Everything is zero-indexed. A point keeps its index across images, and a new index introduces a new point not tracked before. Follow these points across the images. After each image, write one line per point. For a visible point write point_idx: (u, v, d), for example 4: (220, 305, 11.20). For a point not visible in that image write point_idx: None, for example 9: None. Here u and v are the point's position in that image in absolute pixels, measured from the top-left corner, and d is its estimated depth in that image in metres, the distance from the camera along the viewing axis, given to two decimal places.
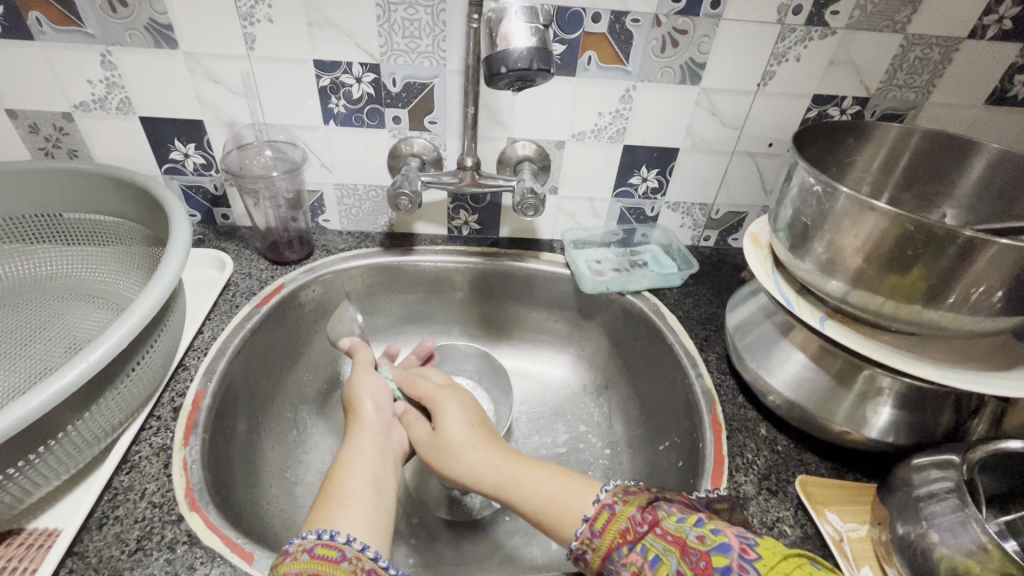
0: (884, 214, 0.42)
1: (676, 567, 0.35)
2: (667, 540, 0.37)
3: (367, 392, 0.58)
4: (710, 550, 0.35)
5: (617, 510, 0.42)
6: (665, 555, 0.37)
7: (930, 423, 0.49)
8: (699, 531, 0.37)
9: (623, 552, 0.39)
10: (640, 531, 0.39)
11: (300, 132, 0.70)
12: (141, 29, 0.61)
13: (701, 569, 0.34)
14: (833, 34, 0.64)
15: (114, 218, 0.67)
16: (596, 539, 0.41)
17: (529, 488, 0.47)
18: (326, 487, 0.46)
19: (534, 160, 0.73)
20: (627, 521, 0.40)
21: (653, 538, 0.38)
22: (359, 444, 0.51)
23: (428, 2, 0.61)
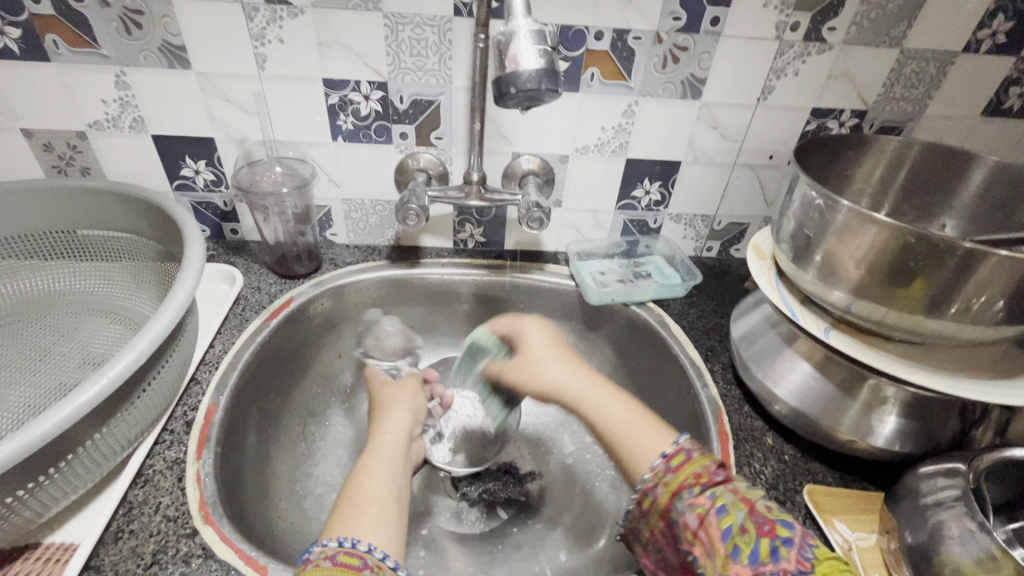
0: (885, 226, 0.43)
1: (741, 521, 0.36)
2: (738, 495, 0.38)
3: (404, 407, 0.58)
4: (775, 520, 0.36)
5: (691, 458, 0.42)
6: (733, 507, 0.37)
7: (935, 432, 0.50)
8: (766, 503, 0.38)
9: (693, 492, 0.40)
10: (714, 479, 0.40)
11: (309, 148, 0.71)
12: (155, 50, 0.63)
13: (765, 531, 0.35)
14: (830, 49, 0.65)
15: (127, 235, 0.68)
16: (668, 476, 0.42)
17: (606, 414, 0.48)
18: (347, 489, 0.46)
19: (539, 174, 0.74)
20: (703, 469, 0.41)
21: (724, 489, 0.39)
22: (380, 446, 0.52)
23: (435, 22, 0.62)
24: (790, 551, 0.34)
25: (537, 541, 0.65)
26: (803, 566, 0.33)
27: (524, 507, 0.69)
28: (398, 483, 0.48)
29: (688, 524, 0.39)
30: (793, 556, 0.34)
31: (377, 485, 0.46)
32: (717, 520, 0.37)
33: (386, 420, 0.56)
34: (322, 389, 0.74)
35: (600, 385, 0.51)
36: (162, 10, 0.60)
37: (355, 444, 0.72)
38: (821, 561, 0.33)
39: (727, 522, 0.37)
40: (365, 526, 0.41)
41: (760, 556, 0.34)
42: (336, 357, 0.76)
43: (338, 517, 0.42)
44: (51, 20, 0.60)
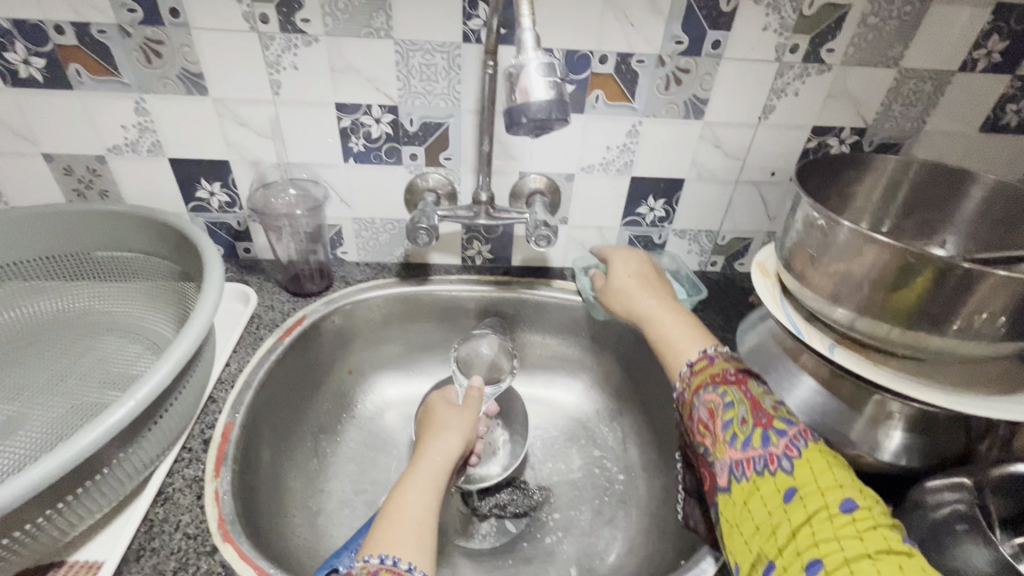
0: (886, 246, 0.44)
1: (742, 415, 0.44)
2: (746, 395, 0.46)
3: (455, 431, 0.58)
4: (775, 416, 0.44)
5: (714, 362, 0.50)
6: (738, 403, 0.45)
7: (940, 446, 0.50)
8: (773, 403, 0.46)
9: (707, 390, 0.48)
10: (727, 380, 0.48)
11: (321, 170, 0.73)
12: (174, 77, 0.65)
13: (763, 423, 0.43)
14: (829, 70, 0.67)
15: (146, 256, 0.69)
16: (692, 378, 0.50)
17: (665, 323, 0.58)
18: (387, 505, 0.48)
19: (545, 193, 0.75)
20: (721, 371, 0.49)
21: (734, 388, 0.47)
22: (425, 466, 0.53)
23: (444, 48, 0.64)
24: (781, 439, 0.42)
25: (547, 556, 0.66)
26: (790, 452, 0.42)
27: (534, 522, 0.69)
28: (436, 499, 0.50)
29: (701, 417, 0.47)
30: (783, 443, 0.42)
31: (415, 503, 0.48)
32: (722, 413, 0.45)
33: (438, 441, 0.56)
34: (333, 405, 0.75)
35: (667, 306, 0.60)
36: (181, 39, 0.63)
37: (366, 460, 0.73)
38: (808, 450, 0.41)
39: (730, 415, 0.45)
40: (399, 543, 0.44)
41: (753, 443, 0.43)
42: (346, 373, 0.78)
43: (376, 533, 0.46)
44: (75, 51, 0.63)
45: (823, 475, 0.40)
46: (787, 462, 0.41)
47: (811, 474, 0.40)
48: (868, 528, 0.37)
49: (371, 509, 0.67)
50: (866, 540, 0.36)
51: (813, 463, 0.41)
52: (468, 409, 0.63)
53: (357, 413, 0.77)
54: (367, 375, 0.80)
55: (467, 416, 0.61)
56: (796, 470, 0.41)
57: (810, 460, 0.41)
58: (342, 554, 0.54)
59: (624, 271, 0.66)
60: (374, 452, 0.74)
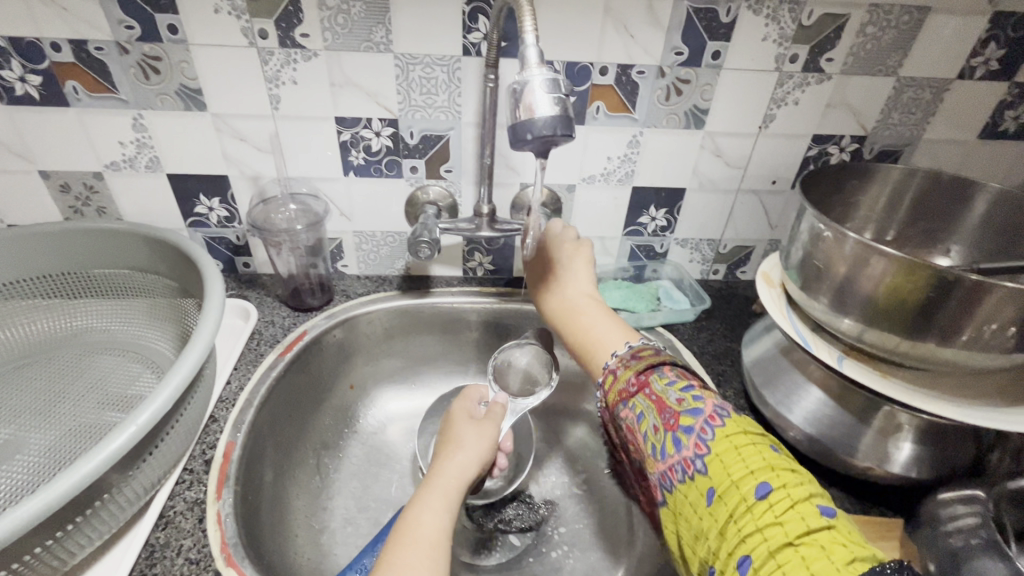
0: (893, 258, 0.44)
1: (653, 423, 0.45)
2: (652, 399, 0.47)
3: (472, 449, 0.56)
4: (682, 412, 0.44)
5: (618, 374, 0.51)
6: (647, 412, 0.46)
7: (950, 457, 0.50)
8: (679, 395, 0.46)
9: (622, 407, 0.49)
10: (632, 391, 0.49)
11: (321, 183, 0.73)
12: (172, 93, 0.65)
13: (671, 425, 0.44)
14: (829, 79, 0.67)
15: (144, 273, 0.69)
16: (607, 396, 0.52)
17: (590, 325, 0.59)
18: (399, 526, 0.48)
19: (547, 204, 0.75)
20: (624, 384, 0.50)
21: (640, 396, 0.48)
22: (439, 483, 0.52)
23: (444, 62, 0.64)
24: (689, 438, 0.43)
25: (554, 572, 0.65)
26: (700, 450, 0.42)
27: (540, 537, 0.68)
28: (449, 520, 0.49)
29: (625, 433, 0.49)
30: (691, 442, 0.42)
31: (429, 524, 0.48)
32: (637, 427, 0.46)
33: (451, 461, 0.55)
34: (335, 420, 0.75)
35: (592, 300, 0.62)
36: (180, 56, 0.62)
37: (369, 476, 0.72)
38: (715, 443, 0.41)
39: (645, 427, 0.46)
40: (411, 567, 0.44)
41: (668, 450, 0.44)
42: (349, 388, 0.77)
43: (387, 554, 0.45)
44: (72, 68, 0.62)
45: (732, 466, 0.40)
46: (700, 461, 0.41)
47: (722, 468, 0.40)
48: (786, 509, 0.37)
49: (375, 527, 0.66)
50: (784, 525, 0.36)
51: (721, 453, 0.41)
52: (489, 424, 0.60)
53: (359, 428, 0.76)
54: (369, 390, 0.79)
55: (486, 434, 0.59)
56: (708, 468, 0.40)
57: (718, 453, 0.41)
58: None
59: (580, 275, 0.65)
60: (377, 467, 0.73)
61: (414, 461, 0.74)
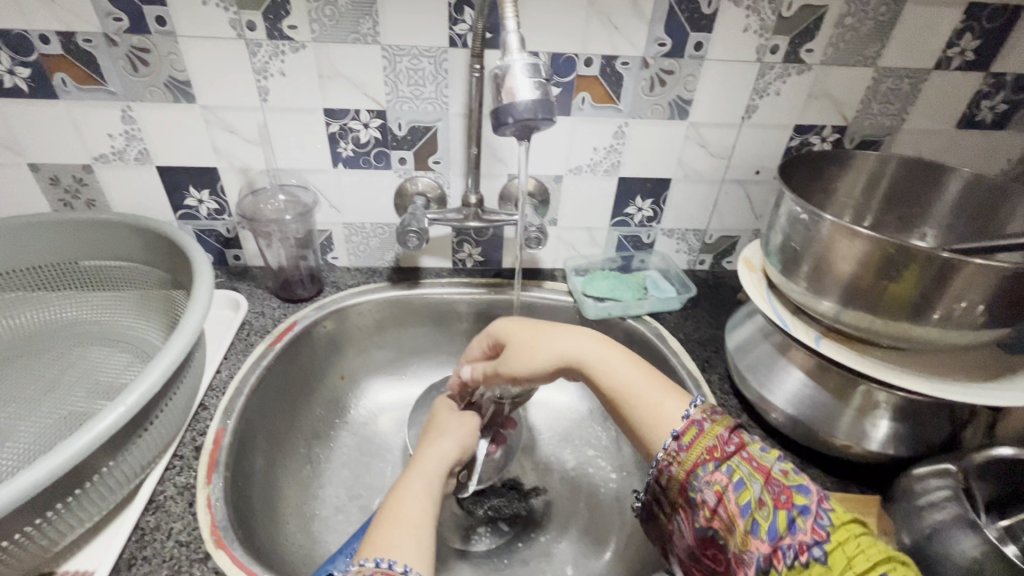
0: (867, 239, 0.45)
1: (759, 495, 0.39)
2: (754, 467, 0.41)
3: (454, 436, 0.58)
4: (791, 488, 0.40)
5: (704, 430, 0.44)
6: (750, 481, 0.40)
7: (926, 434, 0.51)
8: (782, 469, 0.41)
9: (708, 469, 0.42)
10: (727, 453, 0.42)
11: (310, 175, 0.73)
12: (161, 85, 0.65)
13: (782, 502, 0.39)
14: (809, 70, 0.68)
15: (134, 265, 0.69)
16: (683, 454, 0.44)
17: (619, 378, 0.49)
18: (385, 508, 0.48)
19: (534, 195, 0.76)
20: (715, 444, 0.43)
21: (739, 461, 0.42)
22: (423, 468, 0.53)
23: (431, 53, 0.65)
24: (806, 521, 0.37)
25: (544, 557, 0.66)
26: (818, 536, 0.37)
27: (529, 523, 0.69)
28: (432, 507, 0.49)
29: (707, 501, 0.41)
30: (809, 525, 0.37)
31: (415, 508, 0.48)
32: (736, 497, 0.40)
33: (434, 446, 0.56)
34: (326, 411, 0.75)
35: (613, 349, 0.51)
36: (168, 47, 0.63)
37: (360, 465, 0.72)
38: (835, 530, 0.37)
39: (746, 498, 0.40)
40: (397, 547, 0.43)
41: (778, 530, 0.38)
42: (339, 378, 0.78)
43: (373, 537, 0.45)
44: (60, 60, 0.62)
45: (858, 553, 0.35)
46: (819, 549, 0.36)
47: (847, 558, 0.35)
48: None
49: (366, 514, 0.67)
50: None
51: (844, 542, 0.36)
52: (470, 417, 0.62)
53: (350, 418, 0.77)
54: (360, 380, 0.80)
55: (468, 422, 0.61)
56: (831, 558, 0.36)
57: (840, 541, 0.36)
58: (337, 560, 0.54)
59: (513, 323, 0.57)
60: (368, 457, 0.74)
61: (405, 450, 0.75)
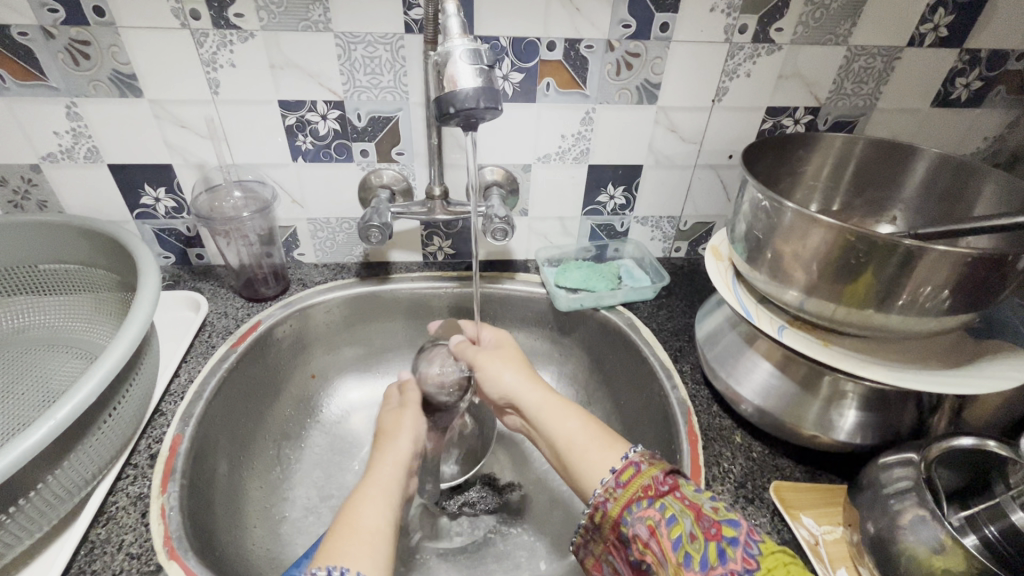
0: (828, 226, 0.44)
1: (690, 530, 0.38)
2: (686, 503, 0.40)
3: (409, 435, 0.57)
4: (721, 521, 0.38)
5: (640, 470, 0.44)
6: (681, 516, 0.39)
7: (894, 422, 0.51)
8: (713, 505, 0.40)
9: (642, 506, 0.42)
10: (661, 491, 0.42)
11: (268, 170, 0.71)
12: (105, 80, 0.62)
13: (712, 535, 0.38)
14: (779, 50, 0.66)
15: (86, 268, 0.67)
16: (618, 491, 0.44)
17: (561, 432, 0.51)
18: (342, 515, 0.46)
19: (503, 185, 0.74)
20: (650, 483, 0.43)
21: (672, 499, 0.41)
22: (384, 471, 0.51)
23: (387, 40, 0.62)
24: (736, 551, 0.36)
25: (518, 552, 0.65)
26: (749, 565, 0.36)
27: (504, 517, 0.68)
28: (392, 513, 0.47)
29: (640, 536, 0.41)
30: (739, 555, 0.36)
31: (371, 516, 0.46)
32: (668, 530, 0.39)
33: (391, 446, 0.55)
34: (296, 411, 0.74)
35: (564, 410, 0.52)
36: (109, 39, 0.60)
37: (332, 464, 0.71)
38: (765, 556, 0.36)
39: (676, 533, 0.39)
40: (354, 555, 0.41)
41: (709, 561, 0.36)
42: (309, 377, 0.76)
43: (331, 543, 0.43)
44: None
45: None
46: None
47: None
48: None
49: (337, 514, 0.66)
50: None
51: (776, 570, 0.35)
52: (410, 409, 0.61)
53: (322, 417, 0.76)
54: (331, 379, 0.78)
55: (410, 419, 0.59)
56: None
57: (769, 569, 0.35)
58: (302, 564, 0.52)
59: (504, 374, 0.58)
60: (340, 456, 0.72)
61: (377, 448, 0.74)
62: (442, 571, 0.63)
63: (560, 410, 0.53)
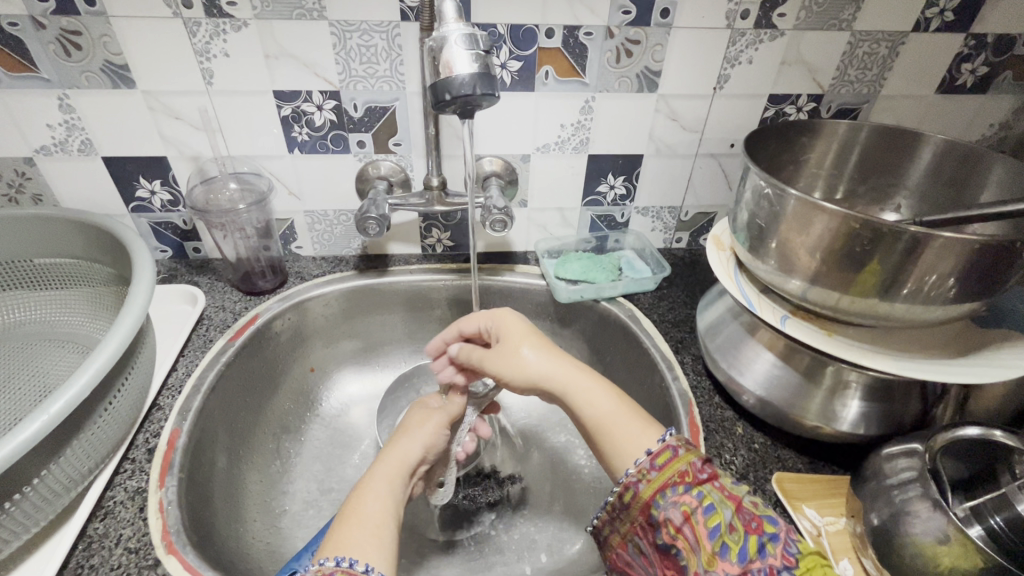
0: (833, 214, 0.43)
1: (730, 520, 0.38)
2: (725, 494, 0.40)
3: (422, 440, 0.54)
4: (761, 516, 0.39)
5: (679, 454, 0.42)
6: (721, 506, 0.39)
7: (898, 412, 0.50)
8: (750, 498, 0.41)
9: (677, 491, 0.41)
10: (699, 478, 0.41)
11: (264, 162, 0.70)
12: (97, 70, 0.61)
13: (753, 528, 0.38)
14: (782, 35, 0.65)
15: (82, 261, 0.67)
16: (653, 473, 0.42)
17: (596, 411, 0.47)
18: (346, 506, 0.45)
19: (501, 175, 0.73)
20: (688, 469, 0.41)
21: (711, 487, 0.40)
22: (384, 468, 0.50)
23: (383, 28, 0.61)
24: (776, 547, 0.37)
25: (518, 544, 0.65)
26: (789, 562, 0.37)
27: (505, 510, 0.68)
28: (396, 506, 0.47)
29: (673, 520, 0.40)
30: (778, 552, 0.37)
31: (375, 506, 0.45)
32: (705, 519, 0.38)
33: (399, 446, 0.53)
34: (296, 404, 0.73)
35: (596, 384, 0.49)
36: (100, 29, 0.59)
37: (332, 458, 0.71)
38: (804, 556, 0.37)
39: (715, 521, 0.38)
40: (358, 544, 0.41)
41: (749, 554, 0.37)
42: (308, 371, 0.76)
43: (335, 535, 0.42)
44: None
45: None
46: (789, 572, 0.36)
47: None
48: None
49: (337, 508, 0.66)
50: None
51: (814, 569, 0.36)
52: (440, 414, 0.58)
53: (321, 410, 0.75)
54: (330, 372, 0.78)
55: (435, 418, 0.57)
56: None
57: (808, 567, 0.36)
58: (302, 557, 0.51)
59: (523, 355, 0.52)
60: (340, 449, 0.72)
61: (377, 441, 0.74)
62: (443, 563, 0.63)
63: (593, 383, 0.49)
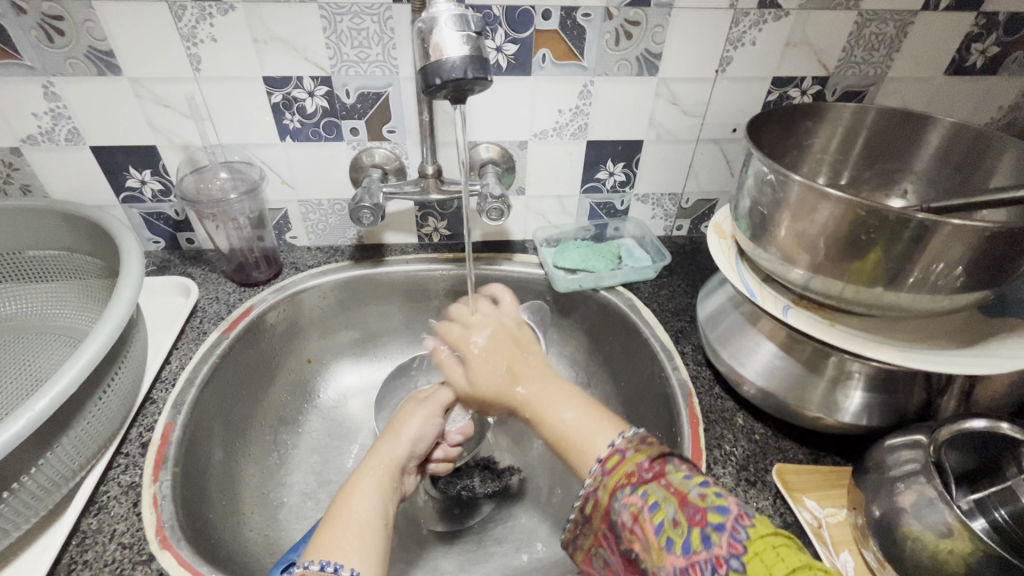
0: (837, 201, 0.42)
1: (672, 516, 0.36)
2: (670, 489, 0.37)
3: (412, 435, 0.53)
4: (708, 507, 0.36)
5: (625, 457, 0.41)
6: (663, 503, 0.37)
7: (902, 402, 0.49)
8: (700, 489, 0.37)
9: (626, 493, 0.39)
10: (644, 478, 0.39)
11: (255, 150, 0.69)
12: (82, 57, 0.60)
13: (696, 521, 0.35)
14: (787, 16, 0.63)
15: (70, 255, 0.66)
16: (606, 479, 0.41)
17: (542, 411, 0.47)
18: (331, 508, 0.45)
19: (498, 163, 0.72)
20: (634, 470, 0.39)
21: (655, 485, 0.38)
22: (371, 467, 0.49)
23: (373, 10, 0.59)
24: (721, 536, 0.34)
25: (518, 534, 0.65)
26: (735, 549, 0.34)
27: (504, 500, 0.68)
28: (383, 504, 0.46)
29: (622, 523, 0.38)
30: (724, 540, 0.34)
31: (361, 506, 0.44)
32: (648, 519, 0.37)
33: (388, 444, 0.51)
34: (292, 395, 0.73)
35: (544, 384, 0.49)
36: (82, 14, 0.57)
37: (329, 449, 0.71)
38: (753, 540, 0.34)
39: (658, 519, 0.36)
40: (341, 547, 0.41)
41: (692, 546, 0.35)
42: (305, 362, 0.75)
43: (319, 537, 0.42)
44: None
45: (777, 564, 0.32)
46: (736, 560, 0.33)
47: (766, 569, 0.32)
48: None
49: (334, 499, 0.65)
50: None
51: (764, 554, 0.33)
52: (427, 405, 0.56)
53: (319, 401, 0.75)
54: (327, 363, 0.77)
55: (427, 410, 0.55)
56: (749, 569, 0.33)
57: (757, 553, 0.33)
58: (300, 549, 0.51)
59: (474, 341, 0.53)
60: (338, 440, 0.72)
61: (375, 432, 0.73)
62: (443, 555, 0.63)
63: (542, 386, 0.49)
